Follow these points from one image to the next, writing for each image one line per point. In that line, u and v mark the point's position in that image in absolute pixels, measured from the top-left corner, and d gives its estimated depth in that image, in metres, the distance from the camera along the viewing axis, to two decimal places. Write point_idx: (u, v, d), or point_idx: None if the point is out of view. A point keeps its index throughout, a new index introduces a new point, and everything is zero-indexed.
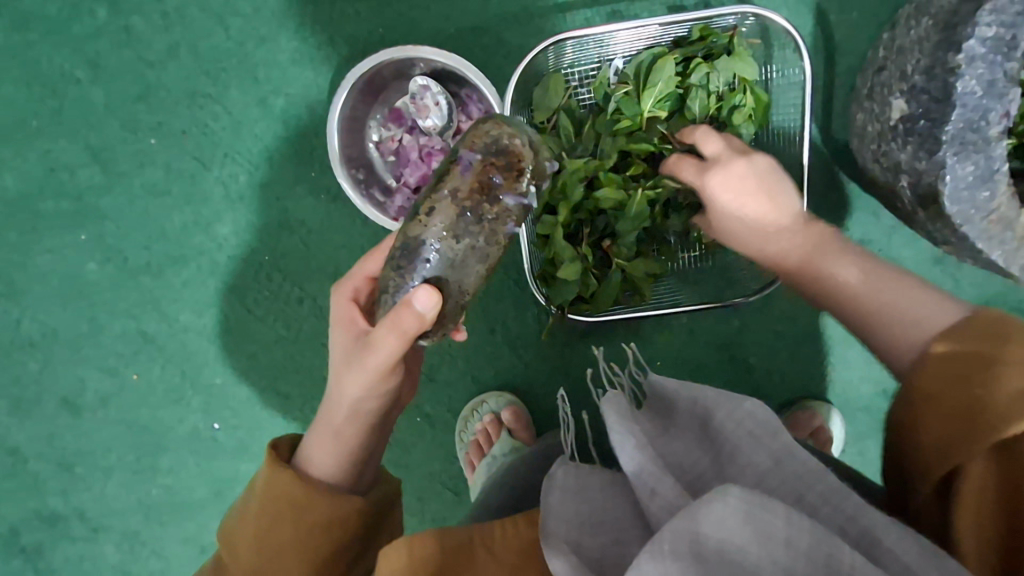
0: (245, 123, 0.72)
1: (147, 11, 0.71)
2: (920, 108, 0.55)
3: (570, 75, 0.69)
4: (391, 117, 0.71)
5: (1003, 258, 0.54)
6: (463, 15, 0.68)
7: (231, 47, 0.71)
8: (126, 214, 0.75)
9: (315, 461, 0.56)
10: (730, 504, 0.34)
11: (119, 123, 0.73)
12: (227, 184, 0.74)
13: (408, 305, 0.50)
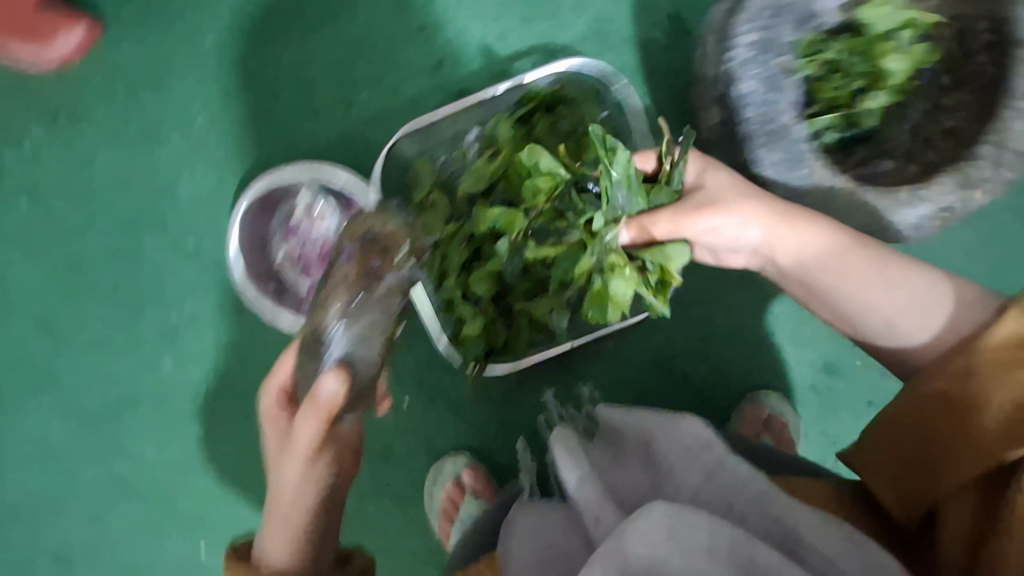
0: (167, 267, 0.81)
1: (68, 196, 0.81)
2: (727, 112, 0.60)
3: (437, 154, 0.75)
4: (285, 232, 0.77)
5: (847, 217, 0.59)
6: (330, 132, 0.79)
7: (143, 211, 0.80)
8: (78, 376, 0.83)
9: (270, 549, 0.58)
10: (660, 520, 0.41)
11: (69, 288, 0.82)
12: (161, 327, 0.81)
13: (317, 389, 0.53)
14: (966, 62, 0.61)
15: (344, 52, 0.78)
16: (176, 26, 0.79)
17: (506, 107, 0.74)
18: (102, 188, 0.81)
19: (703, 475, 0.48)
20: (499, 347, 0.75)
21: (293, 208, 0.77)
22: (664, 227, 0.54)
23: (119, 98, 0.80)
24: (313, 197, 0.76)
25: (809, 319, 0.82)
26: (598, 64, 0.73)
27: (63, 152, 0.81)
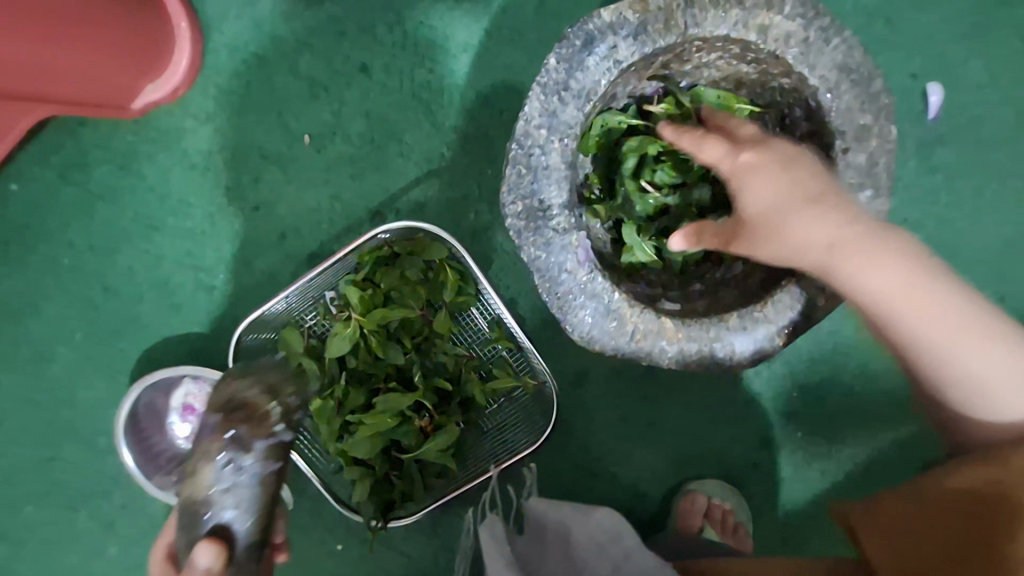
0: (97, 433, 1.00)
1: (24, 400, 0.99)
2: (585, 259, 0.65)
3: (301, 318, 0.90)
4: (182, 416, 0.94)
5: (677, 362, 0.66)
6: (257, 301, 0.92)
7: (79, 393, 0.98)
8: (51, 539, 1.04)
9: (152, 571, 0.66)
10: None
11: (88, 460, 1.01)
12: (106, 484, 1.02)
13: (194, 562, 0.56)
14: (812, 116, 0.64)
15: (250, 228, 0.91)
16: (96, 207, 0.91)
17: (346, 272, 0.87)
18: (46, 380, 0.98)
19: (611, 565, 0.69)
20: (396, 501, 0.91)
21: (180, 396, 0.93)
22: (766, 176, 0.55)
23: (77, 292, 0.94)
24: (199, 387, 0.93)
25: (785, 402, 0.98)
26: (416, 223, 0.85)
27: (13, 356, 0.97)
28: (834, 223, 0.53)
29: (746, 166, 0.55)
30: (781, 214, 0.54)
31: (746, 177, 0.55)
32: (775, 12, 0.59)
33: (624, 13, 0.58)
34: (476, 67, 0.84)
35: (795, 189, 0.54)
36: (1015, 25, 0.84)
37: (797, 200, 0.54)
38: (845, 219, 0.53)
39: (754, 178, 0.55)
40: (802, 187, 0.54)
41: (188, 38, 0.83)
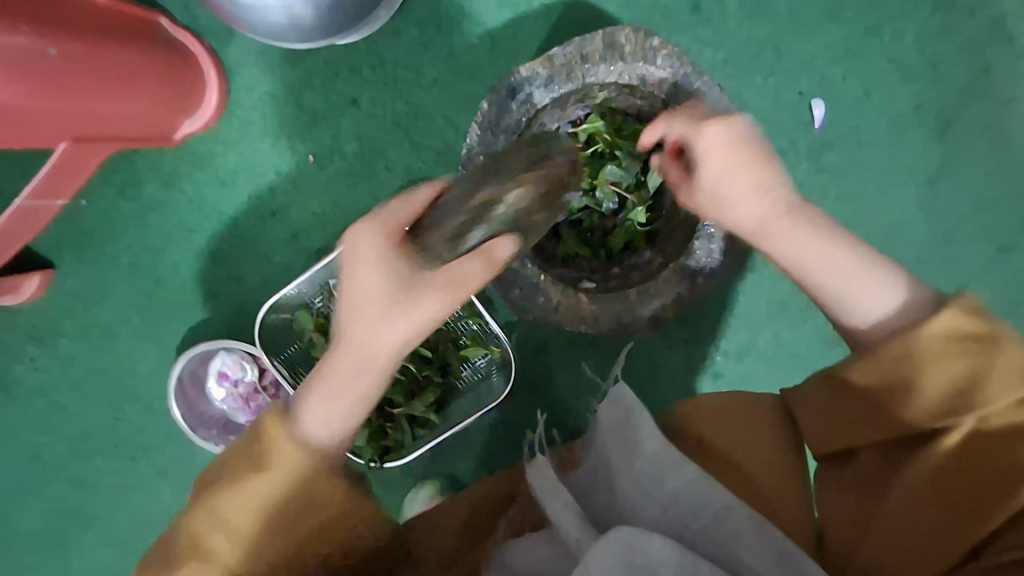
0: (154, 397, 1.25)
1: (96, 371, 1.24)
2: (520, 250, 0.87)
3: (311, 301, 1.12)
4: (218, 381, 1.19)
5: (591, 326, 0.87)
6: (277, 288, 1.15)
7: (139, 365, 1.23)
8: (120, 483, 1.29)
9: (346, 302, 0.65)
10: (629, 535, 0.52)
11: (148, 419, 1.26)
12: (163, 438, 1.27)
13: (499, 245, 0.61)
14: None
15: (268, 230, 1.13)
16: (149, 217, 1.15)
17: (342, 264, 1.09)
18: (113, 355, 1.23)
19: (669, 496, 0.59)
20: (391, 447, 1.12)
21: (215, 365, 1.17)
22: (715, 141, 0.67)
23: (135, 284, 1.18)
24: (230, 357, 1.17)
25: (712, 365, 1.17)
26: None
27: (87, 336, 1.22)
28: (764, 173, 0.67)
29: (697, 134, 0.68)
30: (725, 173, 0.67)
31: (703, 137, 0.68)
32: (649, 63, 0.79)
33: (536, 69, 0.80)
34: (443, 97, 1.05)
35: (760, 162, 0.67)
36: (884, 50, 1.01)
37: (747, 167, 0.66)
38: (773, 182, 0.67)
39: (709, 137, 0.67)
40: (744, 151, 0.66)
41: (214, 83, 1.05)
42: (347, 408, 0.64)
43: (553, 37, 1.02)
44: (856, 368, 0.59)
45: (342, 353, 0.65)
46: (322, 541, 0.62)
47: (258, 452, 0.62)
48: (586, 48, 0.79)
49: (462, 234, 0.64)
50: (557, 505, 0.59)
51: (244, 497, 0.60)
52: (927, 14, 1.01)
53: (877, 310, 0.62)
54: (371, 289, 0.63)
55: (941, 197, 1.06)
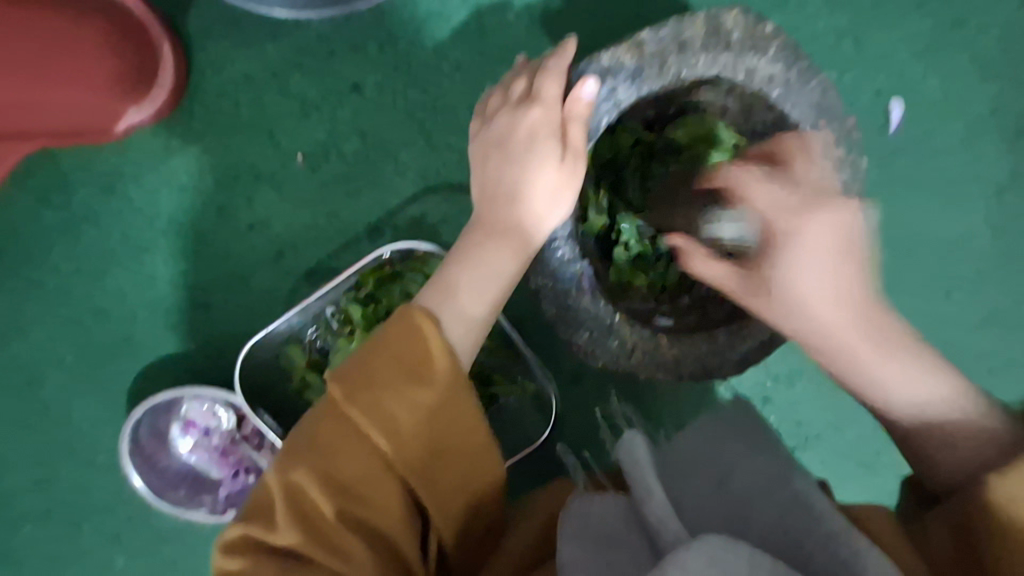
0: (94, 454, 0.99)
1: (17, 423, 0.98)
2: (588, 284, 0.70)
3: (302, 333, 0.91)
4: (185, 426, 0.98)
5: (671, 375, 0.71)
6: (256, 318, 0.92)
7: (73, 414, 0.97)
8: (54, 555, 1.03)
9: (496, 188, 0.63)
10: (712, 543, 0.44)
11: (86, 479, 1.00)
12: (106, 502, 1.02)
13: (578, 95, 0.62)
14: None
15: (244, 246, 0.90)
16: (81, 229, 0.89)
17: (346, 291, 0.88)
18: (38, 403, 0.97)
19: (778, 513, 0.50)
20: None
21: (183, 410, 0.96)
22: (817, 236, 0.57)
23: (66, 314, 0.93)
24: (203, 402, 0.96)
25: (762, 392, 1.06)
26: (415, 245, 0.85)
27: (4, 379, 0.96)
28: (840, 282, 0.57)
29: (806, 219, 0.57)
30: (812, 270, 0.57)
31: (800, 229, 0.57)
32: (759, 55, 0.64)
33: (622, 57, 0.63)
34: (469, 86, 0.85)
35: (829, 245, 0.57)
36: (966, 45, 0.91)
37: (835, 262, 0.57)
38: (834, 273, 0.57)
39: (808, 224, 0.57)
40: (837, 250, 0.57)
41: (172, 59, 0.81)
42: (484, 300, 0.60)
43: (605, 16, 0.84)
44: (1013, 484, 0.46)
45: (490, 249, 0.62)
46: (472, 460, 0.56)
47: (411, 355, 0.53)
48: (683, 35, 0.63)
49: (583, 117, 0.63)
50: (643, 491, 0.52)
51: (399, 396, 0.52)
52: (1011, 7, 0.91)
53: (952, 409, 0.54)
54: (549, 185, 0.63)
55: (1010, 208, 0.97)
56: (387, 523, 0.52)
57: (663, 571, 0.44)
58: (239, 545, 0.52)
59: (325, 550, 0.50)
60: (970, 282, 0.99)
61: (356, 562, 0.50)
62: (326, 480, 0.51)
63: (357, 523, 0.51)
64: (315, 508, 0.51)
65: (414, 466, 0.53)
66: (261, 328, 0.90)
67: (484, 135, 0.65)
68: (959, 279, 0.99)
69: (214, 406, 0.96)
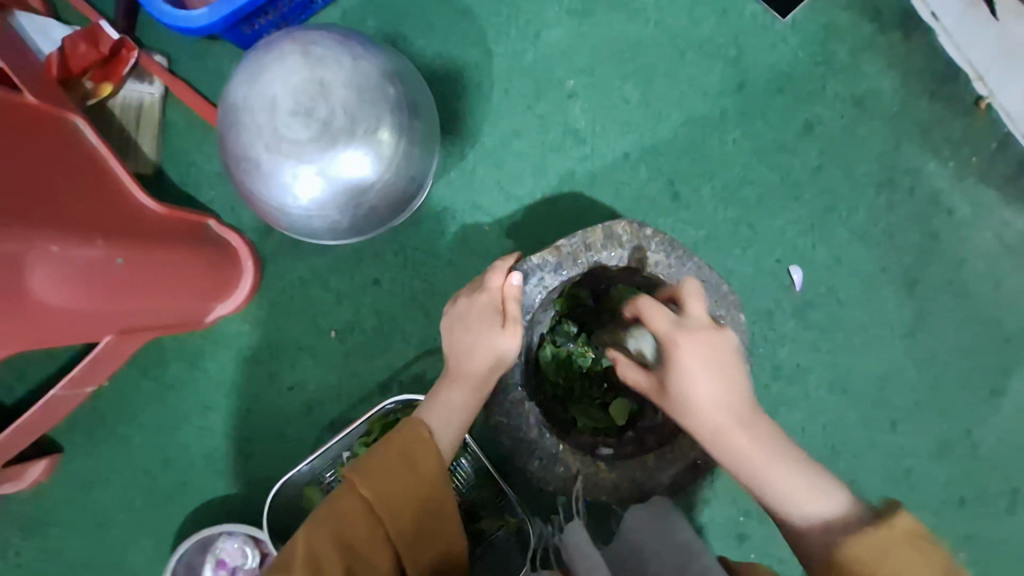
0: None
1: (80, 565, 1.14)
2: (538, 419, 0.88)
3: (322, 476, 1.09)
4: (216, 564, 1.09)
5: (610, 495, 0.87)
6: (287, 462, 1.13)
7: (127, 554, 1.14)
8: None
9: (459, 349, 0.87)
10: None
11: None
12: None
13: (509, 283, 0.86)
14: None
15: (284, 402, 1.15)
16: (166, 393, 1.16)
17: (357, 436, 1.08)
18: (101, 545, 1.15)
19: None
20: None
21: (218, 547, 1.09)
22: (700, 344, 0.78)
23: (141, 463, 1.16)
24: (235, 539, 1.09)
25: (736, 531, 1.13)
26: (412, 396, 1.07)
27: (79, 523, 1.15)
28: (721, 388, 0.76)
29: (688, 335, 0.79)
30: (699, 383, 0.76)
31: (686, 342, 0.78)
32: (646, 248, 0.90)
33: (546, 257, 0.88)
34: (457, 275, 1.15)
35: (726, 372, 0.77)
36: (843, 223, 1.16)
37: (725, 372, 0.77)
38: (733, 384, 0.77)
39: (692, 342, 0.78)
40: (716, 364, 0.77)
41: (251, 269, 1.15)
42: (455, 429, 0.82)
43: (554, 222, 1.16)
44: (859, 540, 0.63)
45: (458, 388, 0.84)
46: (443, 535, 0.72)
47: (407, 447, 0.72)
48: (589, 239, 0.89)
49: (518, 298, 0.86)
50: (587, 564, 0.66)
51: (398, 480, 0.70)
52: (873, 193, 1.17)
53: (828, 513, 0.69)
54: (497, 345, 0.85)
55: (923, 347, 1.13)
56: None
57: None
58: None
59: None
60: (907, 413, 1.12)
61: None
62: (334, 542, 0.66)
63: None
64: (322, 563, 0.64)
65: (402, 537, 0.69)
66: (289, 470, 1.10)
67: (453, 312, 0.91)
68: (896, 410, 1.12)
69: (245, 544, 1.09)
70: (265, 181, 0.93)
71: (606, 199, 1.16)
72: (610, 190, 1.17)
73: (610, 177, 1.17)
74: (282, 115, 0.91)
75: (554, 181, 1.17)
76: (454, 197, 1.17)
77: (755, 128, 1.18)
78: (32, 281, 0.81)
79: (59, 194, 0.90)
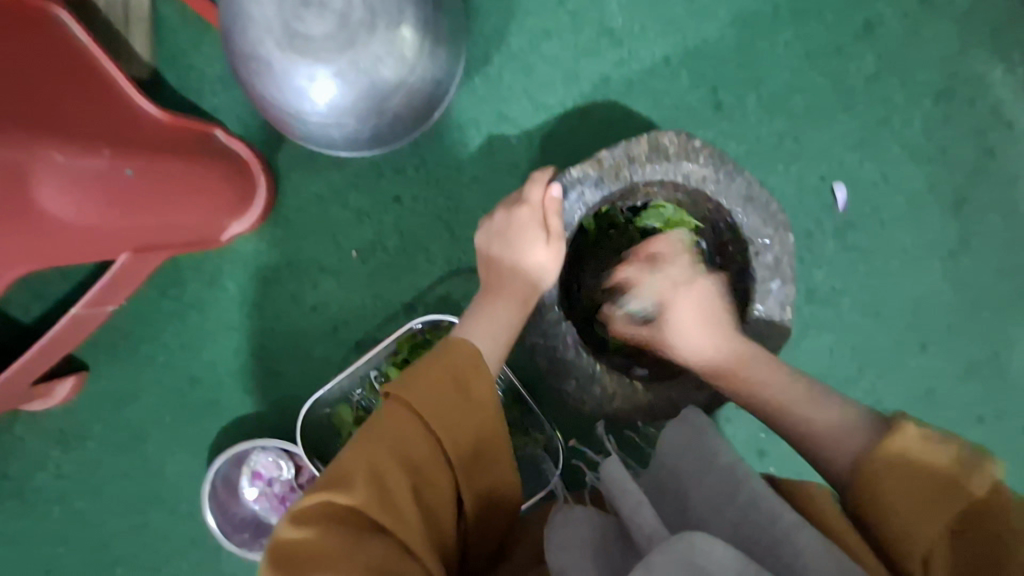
0: (176, 502, 1.18)
1: (118, 476, 1.18)
2: (575, 340, 0.87)
3: (351, 394, 1.10)
4: (253, 476, 1.12)
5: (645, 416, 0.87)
6: (315, 380, 1.14)
7: (163, 466, 1.17)
8: None
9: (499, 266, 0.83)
10: (697, 537, 0.51)
11: (169, 525, 1.18)
12: (181, 547, 1.18)
13: (550, 195, 0.82)
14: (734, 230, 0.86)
15: (307, 322, 1.13)
16: (188, 313, 1.14)
17: (386, 355, 1.08)
18: (137, 457, 1.17)
19: (732, 523, 0.59)
20: None
21: (253, 461, 1.11)
22: (691, 293, 0.85)
23: (169, 381, 1.16)
24: (269, 453, 1.11)
25: (757, 447, 1.15)
26: (440, 316, 1.06)
27: (113, 437, 1.17)
28: (707, 316, 0.82)
29: (683, 284, 0.86)
30: (693, 322, 0.82)
31: (680, 296, 0.85)
32: (692, 161, 0.83)
33: (587, 170, 0.82)
34: (483, 193, 1.09)
35: (708, 311, 0.83)
36: (894, 138, 1.09)
37: (708, 311, 0.83)
38: (716, 318, 0.82)
39: (682, 296, 0.85)
40: (707, 304, 0.83)
41: (265, 182, 1.08)
42: (500, 338, 0.78)
43: (586, 135, 1.08)
44: (890, 441, 0.59)
45: (504, 301, 0.80)
46: (498, 462, 0.71)
47: (463, 366, 0.71)
48: (632, 151, 0.83)
49: (558, 212, 0.82)
50: (633, 507, 0.61)
51: (455, 405, 0.69)
52: (930, 105, 1.08)
53: (844, 424, 0.66)
54: (540, 260, 0.82)
55: (964, 269, 1.09)
56: (438, 503, 0.65)
57: (650, 563, 0.52)
58: (312, 516, 0.61)
59: (393, 518, 0.61)
60: (940, 336, 1.10)
61: (415, 530, 0.62)
62: (398, 462, 0.64)
63: (418, 499, 0.64)
64: (388, 482, 0.63)
65: (462, 460, 0.68)
66: (318, 389, 1.10)
67: (489, 228, 0.86)
68: (929, 333, 1.10)
69: (279, 458, 1.12)
70: (279, 86, 0.85)
71: (643, 110, 1.08)
72: (648, 99, 1.08)
73: (648, 85, 1.08)
74: (291, 6, 0.81)
75: (587, 90, 1.08)
76: (477, 107, 1.09)
77: (806, 31, 1.08)
78: (44, 198, 0.77)
79: (58, 102, 0.83)
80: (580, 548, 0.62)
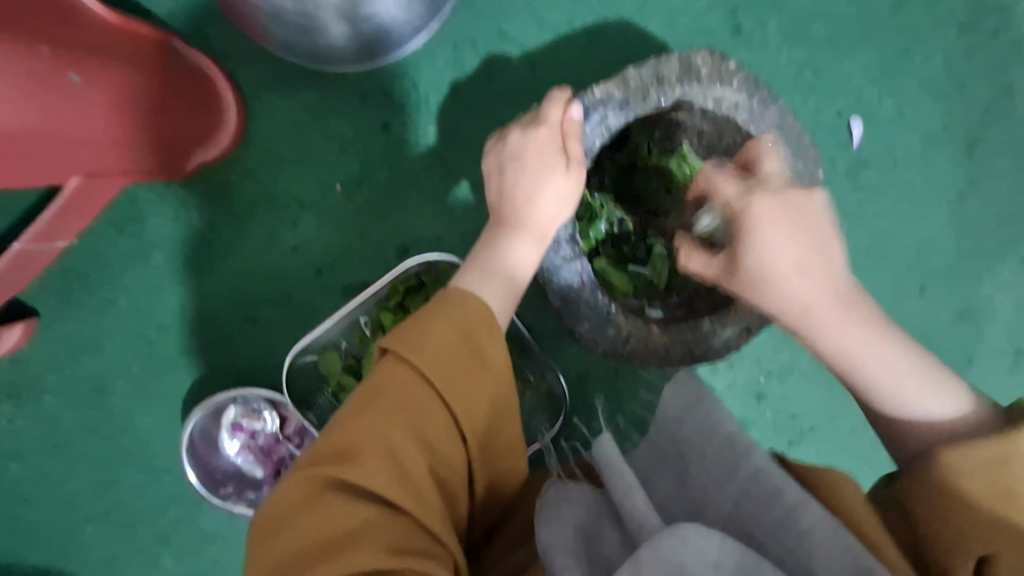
0: (148, 458, 1.09)
1: (81, 431, 1.08)
2: (589, 281, 0.81)
3: (337, 341, 1.02)
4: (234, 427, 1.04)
5: (660, 361, 0.82)
6: (297, 327, 1.05)
7: (131, 420, 1.08)
8: (105, 551, 1.11)
9: (512, 196, 0.76)
10: (688, 529, 0.46)
11: (142, 481, 1.10)
12: (156, 503, 1.11)
13: (569, 116, 0.75)
14: None
15: (287, 262, 1.03)
16: (150, 252, 1.03)
17: (377, 299, 1.00)
18: (100, 411, 1.08)
19: (732, 502, 0.52)
20: None
21: (233, 411, 1.03)
22: (777, 206, 0.65)
23: (132, 328, 1.05)
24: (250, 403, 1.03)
25: (755, 390, 1.15)
26: (433, 257, 0.97)
27: (72, 389, 1.07)
28: (806, 247, 0.65)
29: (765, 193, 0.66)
30: (782, 242, 0.64)
31: (762, 204, 0.65)
32: (724, 86, 0.76)
33: (611, 90, 0.75)
34: (481, 121, 0.99)
35: (805, 236, 0.65)
36: (913, 71, 1.04)
37: (808, 235, 0.65)
38: (819, 259, 0.65)
39: (768, 202, 0.65)
40: (800, 227, 0.65)
41: (235, 107, 0.96)
42: (507, 284, 0.72)
43: (595, 58, 0.98)
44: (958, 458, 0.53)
45: (517, 241, 0.74)
46: (509, 427, 0.66)
47: (476, 320, 0.64)
48: (661, 71, 0.76)
49: (578, 136, 0.76)
50: (621, 490, 0.54)
51: (467, 369, 0.62)
52: (950, 37, 1.03)
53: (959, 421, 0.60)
54: (556, 191, 0.75)
55: (970, 210, 1.08)
56: (451, 471, 0.61)
57: (639, 560, 0.46)
58: (315, 490, 0.56)
59: (413, 498, 0.57)
60: (940, 280, 1.09)
61: (431, 503, 0.58)
62: (408, 432, 0.58)
63: (431, 471, 0.59)
64: (399, 453, 0.57)
65: (476, 426, 0.62)
66: (301, 338, 1.01)
67: (502, 149, 0.79)
68: (930, 276, 1.09)
69: (261, 408, 1.04)
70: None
71: (658, 32, 0.99)
72: (663, 19, 0.99)
73: (664, 4, 0.98)
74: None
75: (596, 7, 0.98)
76: (474, 25, 0.98)
77: None
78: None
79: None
80: (573, 524, 0.56)
